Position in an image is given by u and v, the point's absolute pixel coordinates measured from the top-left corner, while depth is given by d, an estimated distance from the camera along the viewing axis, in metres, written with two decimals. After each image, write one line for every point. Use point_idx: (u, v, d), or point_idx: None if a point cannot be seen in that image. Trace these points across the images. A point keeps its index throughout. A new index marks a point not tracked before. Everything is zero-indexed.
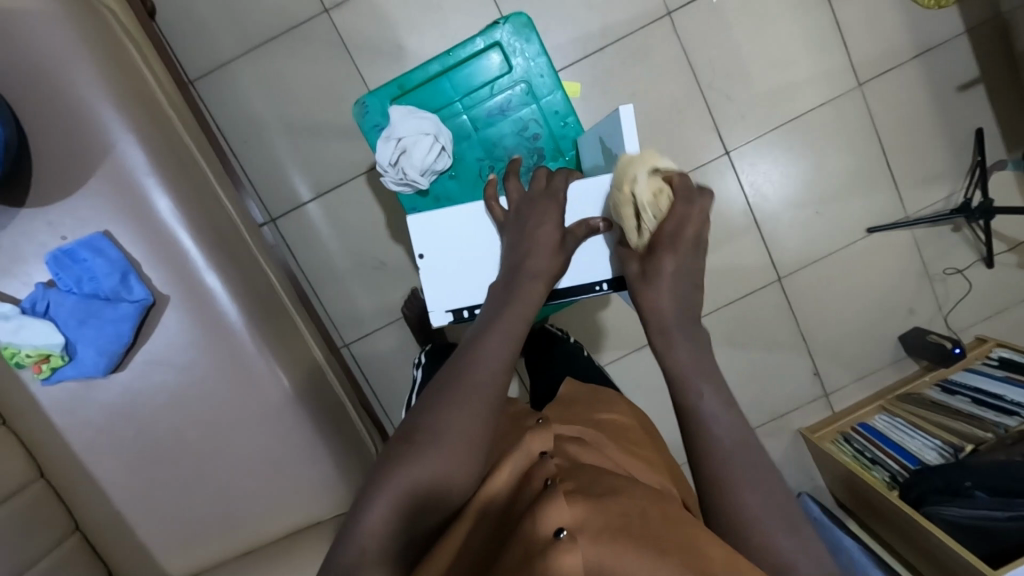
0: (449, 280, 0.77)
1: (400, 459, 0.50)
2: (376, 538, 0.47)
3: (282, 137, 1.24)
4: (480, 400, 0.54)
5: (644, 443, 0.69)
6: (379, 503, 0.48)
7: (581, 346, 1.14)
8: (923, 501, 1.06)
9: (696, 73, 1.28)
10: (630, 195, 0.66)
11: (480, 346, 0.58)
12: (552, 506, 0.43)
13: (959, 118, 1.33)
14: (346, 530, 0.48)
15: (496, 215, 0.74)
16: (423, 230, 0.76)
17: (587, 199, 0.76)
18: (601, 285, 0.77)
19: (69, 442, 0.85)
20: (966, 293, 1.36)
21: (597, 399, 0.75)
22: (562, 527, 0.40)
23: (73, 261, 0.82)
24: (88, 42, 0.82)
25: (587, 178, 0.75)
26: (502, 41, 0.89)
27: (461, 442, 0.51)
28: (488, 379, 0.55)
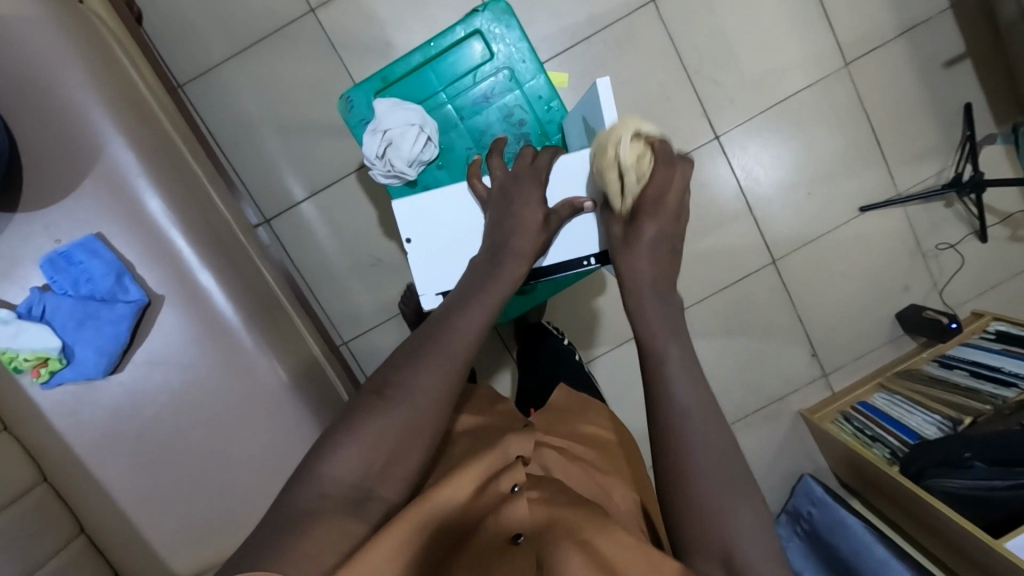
0: (438, 264, 0.77)
1: (368, 413, 0.51)
2: (337, 483, 0.47)
3: (273, 137, 1.24)
4: (452, 367, 0.54)
5: (626, 457, 0.70)
6: (349, 447, 0.49)
7: (576, 350, 1.14)
8: (923, 475, 1.06)
9: (683, 59, 1.28)
10: (613, 157, 0.63)
11: (460, 314, 0.58)
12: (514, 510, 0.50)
13: (947, 93, 1.33)
14: (308, 471, 0.48)
15: (479, 191, 0.74)
16: (408, 214, 0.76)
17: (575, 171, 0.74)
18: (591, 259, 0.76)
19: (71, 444, 0.85)
20: (960, 267, 1.37)
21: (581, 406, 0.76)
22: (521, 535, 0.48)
23: (68, 263, 0.82)
24: (74, 47, 0.83)
25: (574, 153, 0.75)
26: (482, 29, 0.89)
27: (431, 407, 0.52)
28: (465, 351, 0.56)
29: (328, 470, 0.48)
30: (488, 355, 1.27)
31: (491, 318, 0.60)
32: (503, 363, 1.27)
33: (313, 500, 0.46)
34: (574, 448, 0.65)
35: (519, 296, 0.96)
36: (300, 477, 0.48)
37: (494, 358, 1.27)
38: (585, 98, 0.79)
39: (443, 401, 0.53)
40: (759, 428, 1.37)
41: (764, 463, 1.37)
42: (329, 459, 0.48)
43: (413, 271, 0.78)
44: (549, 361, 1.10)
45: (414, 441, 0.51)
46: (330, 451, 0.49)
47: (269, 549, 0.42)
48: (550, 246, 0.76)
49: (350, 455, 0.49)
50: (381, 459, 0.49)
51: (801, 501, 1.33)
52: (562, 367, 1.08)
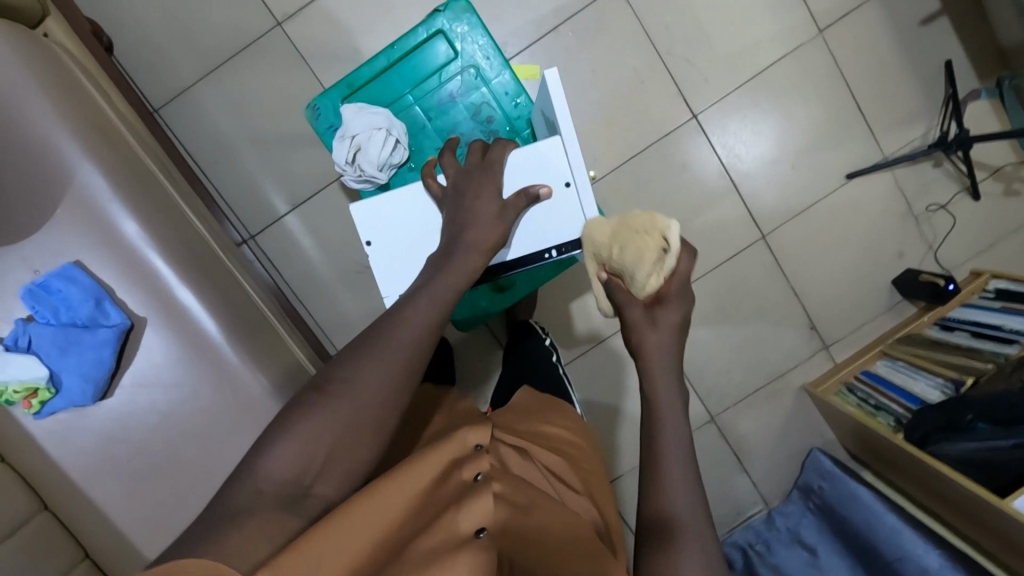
0: (398, 265, 0.78)
1: (312, 409, 0.51)
2: (274, 484, 0.48)
3: (251, 154, 1.25)
4: (397, 355, 0.55)
5: (584, 461, 0.76)
6: (284, 446, 0.49)
7: (555, 349, 1.13)
8: (927, 440, 1.05)
9: (654, 41, 1.27)
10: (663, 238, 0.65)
11: (411, 305, 0.60)
12: (476, 507, 0.52)
13: (926, 52, 1.31)
14: (244, 470, 0.49)
15: (434, 190, 0.75)
16: (368, 218, 0.78)
17: (529, 164, 0.77)
18: (553, 251, 0.79)
19: (67, 472, 0.86)
20: (953, 227, 1.34)
21: (538, 407, 0.84)
22: (483, 529, 0.50)
23: (47, 293, 0.82)
24: (39, 80, 0.84)
25: (526, 146, 0.77)
26: (445, 28, 0.89)
27: (373, 399, 0.53)
28: (411, 337, 0.57)
29: (264, 469, 0.48)
30: (479, 350, 1.27)
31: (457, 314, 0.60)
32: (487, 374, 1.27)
33: (251, 497, 0.47)
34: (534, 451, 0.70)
35: (502, 292, 0.97)
36: (237, 476, 0.49)
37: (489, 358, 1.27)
38: (540, 92, 0.81)
39: (395, 393, 0.54)
40: (762, 406, 1.36)
41: (771, 440, 1.36)
42: (266, 457, 0.49)
43: (376, 274, 0.78)
44: (522, 355, 1.11)
45: (356, 436, 0.52)
46: (267, 451, 0.50)
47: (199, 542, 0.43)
48: (510, 240, 0.78)
49: (288, 453, 0.49)
50: (321, 455, 0.50)
51: (811, 476, 1.31)
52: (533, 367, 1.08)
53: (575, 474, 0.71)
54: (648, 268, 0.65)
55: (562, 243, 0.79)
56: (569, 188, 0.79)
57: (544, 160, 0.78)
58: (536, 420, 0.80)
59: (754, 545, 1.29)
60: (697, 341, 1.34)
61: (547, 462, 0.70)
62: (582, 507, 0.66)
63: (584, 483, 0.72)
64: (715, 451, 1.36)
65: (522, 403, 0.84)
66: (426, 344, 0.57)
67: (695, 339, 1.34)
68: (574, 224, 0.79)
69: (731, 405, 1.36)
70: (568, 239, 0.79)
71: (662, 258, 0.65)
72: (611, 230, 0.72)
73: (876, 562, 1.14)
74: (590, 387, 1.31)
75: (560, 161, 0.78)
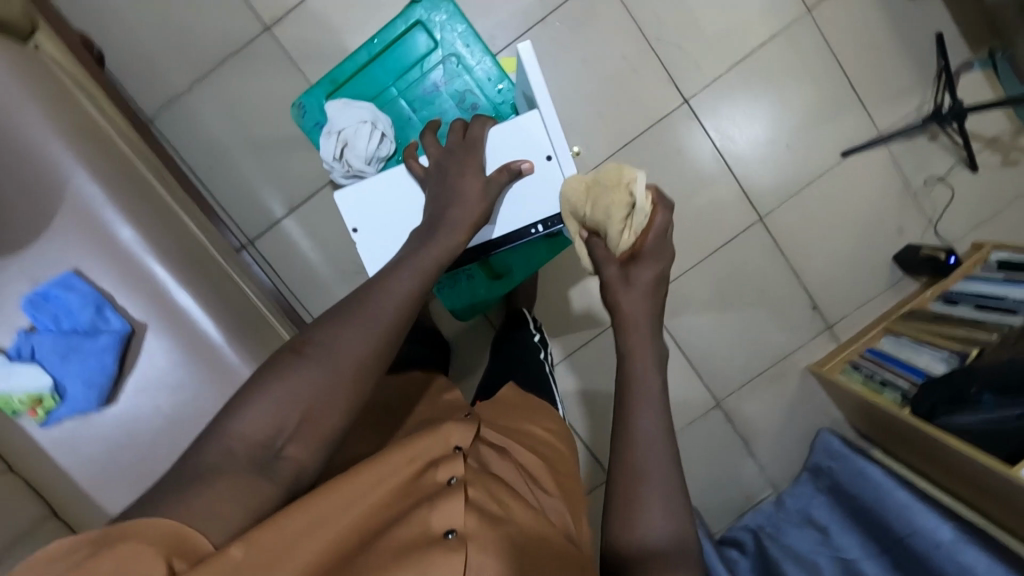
0: (386, 249, 0.79)
1: (290, 368, 0.53)
2: (244, 443, 0.50)
3: (245, 159, 1.25)
4: (379, 324, 0.57)
5: (562, 464, 0.77)
6: (256, 410, 0.52)
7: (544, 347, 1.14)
8: (935, 413, 1.04)
9: (643, 28, 1.27)
10: (628, 192, 0.64)
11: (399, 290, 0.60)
12: (449, 507, 0.51)
13: (916, 25, 1.30)
14: (215, 427, 0.51)
15: (417, 171, 0.77)
16: (354, 205, 0.79)
17: (510, 140, 0.79)
18: (538, 226, 0.80)
19: (75, 480, 0.87)
20: (952, 200, 1.33)
21: (524, 406, 0.87)
22: (452, 531, 0.49)
23: (47, 301, 0.83)
24: (30, 92, 0.85)
25: (507, 123, 0.79)
26: (424, 19, 0.89)
27: (349, 365, 0.54)
28: (392, 310, 0.58)
29: (236, 428, 0.51)
30: (476, 343, 1.31)
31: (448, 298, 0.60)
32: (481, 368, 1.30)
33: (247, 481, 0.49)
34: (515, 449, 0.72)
35: (499, 279, 0.97)
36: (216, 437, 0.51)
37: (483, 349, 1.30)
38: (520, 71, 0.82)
39: (376, 361, 0.56)
40: (767, 388, 1.36)
41: (778, 422, 1.36)
42: (238, 418, 0.51)
43: (365, 261, 0.79)
44: (513, 350, 1.11)
45: (330, 401, 0.53)
46: (242, 408, 0.52)
47: (177, 504, 0.45)
48: (495, 216, 0.79)
49: (263, 411, 0.52)
50: (294, 418, 0.52)
51: (820, 456, 1.31)
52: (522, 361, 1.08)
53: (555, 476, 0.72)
54: (621, 229, 0.65)
55: (548, 218, 0.80)
56: (551, 162, 0.80)
57: (525, 135, 0.79)
58: (523, 419, 0.83)
59: (765, 528, 1.29)
60: (699, 326, 1.34)
61: (525, 460, 0.71)
62: (558, 510, 0.67)
63: (561, 484, 0.72)
64: (721, 436, 1.35)
65: (507, 403, 0.87)
66: (406, 313, 0.59)
67: (697, 324, 1.34)
68: (559, 198, 0.79)
69: (736, 388, 1.35)
70: (553, 213, 0.79)
71: (632, 217, 0.64)
72: (584, 182, 0.71)
73: (888, 539, 1.13)
74: (593, 376, 1.31)
75: (541, 136, 0.79)
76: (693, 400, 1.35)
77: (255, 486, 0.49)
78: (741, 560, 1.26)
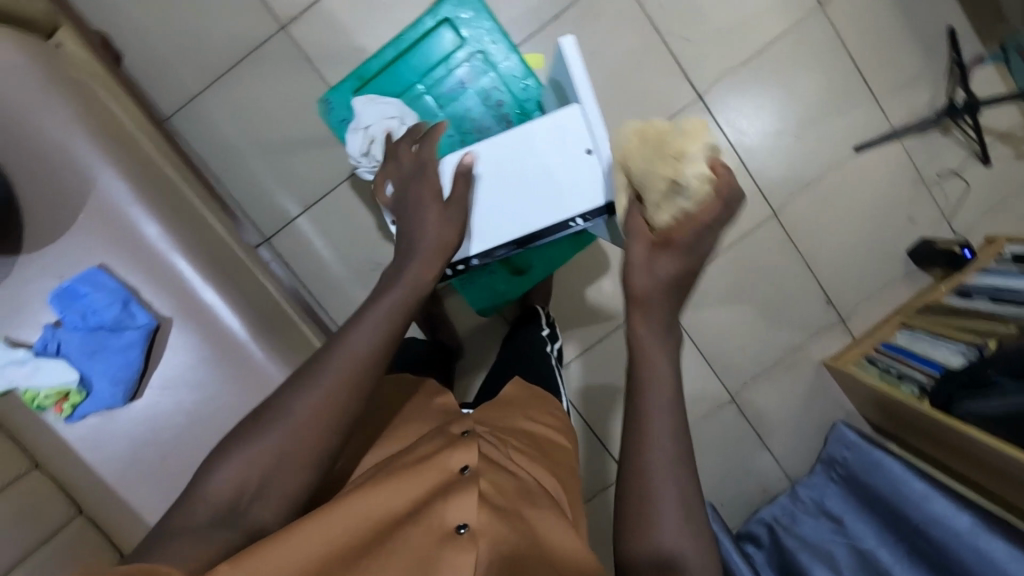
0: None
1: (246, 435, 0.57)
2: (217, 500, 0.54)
3: (261, 158, 1.26)
4: (348, 358, 0.60)
5: (568, 460, 0.80)
6: (226, 470, 0.55)
7: (553, 338, 1.14)
8: (952, 402, 1.05)
9: (655, 24, 1.27)
10: (672, 180, 0.63)
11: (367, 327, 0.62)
12: (463, 503, 0.57)
13: (928, 20, 1.31)
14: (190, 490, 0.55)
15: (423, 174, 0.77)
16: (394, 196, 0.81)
17: (551, 135, 0.82)
18: (577, 219, 0.81)
19: (101, 476, 0.87)
20: (966, 193, 1.34)
21: (529, 399, 0.90)
22: (465, 525, 0.55)
23: (74, 297, 0.83)
24: (55, 91, 0.85)
25: (546, 119, 0.82)
26: (451, 16, 0.90)
27: (314, 406, 0.58)
28: (370, 341, 0.61)
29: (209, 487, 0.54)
30: (485, 340, 1.31)
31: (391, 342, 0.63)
32: (488, 366, 1.30)
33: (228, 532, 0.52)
34: (517, 441, 0.75)
35: (521, 275, 0.97)
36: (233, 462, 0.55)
37: (491, 345, 1.31)
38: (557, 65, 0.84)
39: (343, 395, 0.59)
40: (782, 382, 1.36)
41: (792, 417, 1.36)
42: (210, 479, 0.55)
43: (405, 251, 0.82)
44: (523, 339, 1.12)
45: (299, 444, 0.57)
46: (215, 469, 0.55)
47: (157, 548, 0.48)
48: (534, 209, 0.81)
49: (241, 462, 0.55)
50: (263, 468, 0.56)
51: (835, 447, 1.31)
52: (532, 352, 1.08)
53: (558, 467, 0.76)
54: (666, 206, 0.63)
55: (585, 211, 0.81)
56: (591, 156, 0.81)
57: (564, 130, 0.81)
58: (525, 413, 0.85)
59: (780, 520, 1.29)
60: (714, 321, 1.34)
61: (527, 450, 0.75)
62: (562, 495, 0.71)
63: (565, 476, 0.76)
64: (735, 432, 1.35)
65: (513, 396, 0.90)
66: (381, 347, 0.62)
67: (712, 318, 1.34)
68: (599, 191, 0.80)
69: (751, 384, 1.35)
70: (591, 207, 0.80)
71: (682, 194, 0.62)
72: (640, 139, 0.69)
73: (905, 528, 1.14)
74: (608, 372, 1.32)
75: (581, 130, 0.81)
76: (709, 396, 1.35)
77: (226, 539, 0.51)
78: (757, 554, 1.28)
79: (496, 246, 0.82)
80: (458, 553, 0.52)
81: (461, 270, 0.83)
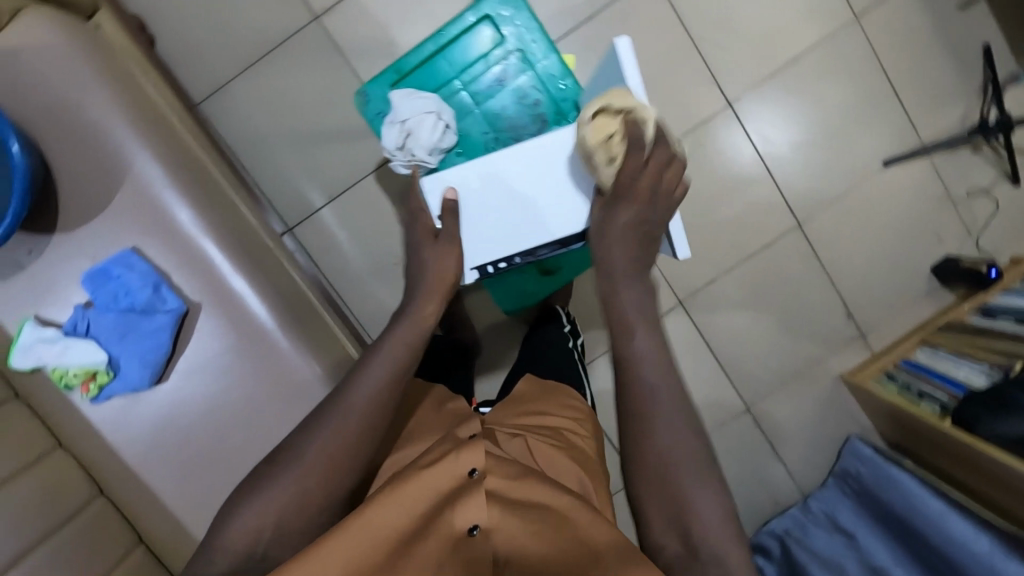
0: (470, 236, 0.80)
1: (261, 473, 0.61)
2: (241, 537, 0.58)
3: (288, 147, 1.26)
4: (342, 408, 0.63)
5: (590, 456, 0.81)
6: (244, 515, 0.59)
7: (576, 335, 1.14)
8: (976, 422, 1.03)
9: (690, 30, 1.27)
10: (582, 145, 0.72)
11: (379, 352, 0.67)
12: (470, 504, 0.59)
13: (964, 37, 1.30)
14: (219, 525, 0.59)
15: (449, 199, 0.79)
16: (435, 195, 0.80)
17: None
18: None
19: (123, 458, 0.87)
20: (994, 212, 1.33)
21: (539, 395, 0.91)
22: (476, 527, 0.58)
23: (106, 278, 0.84)
24: (96, 72, 0.86)
25: None
26: (492, 13, 0.90)
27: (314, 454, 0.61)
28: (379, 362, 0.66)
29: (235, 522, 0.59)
30: (505, 339, 1.31)
31: (391, 372, 0.66)
32: (505, 365, 1.30)
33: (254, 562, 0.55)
34: (527, 436, 0.77)
35: (551, 275, 0.98)
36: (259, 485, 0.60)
37: (510, 344, 1.31)
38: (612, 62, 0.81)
39: (340, 444, 0.62)
40: (799, 395, 1.35)
41: (807, 430, 1.35)
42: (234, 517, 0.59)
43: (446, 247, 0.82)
44: (545, 336, 1.13)
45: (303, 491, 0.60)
46: (236, 511, 0.59)
47: None
48: (579, 210, 0.80)
49: (251, 515, 0.58)
50: (275, 515, 0.59)
51: (849, 461, 1.30)
52: (554, 350, 1.08)
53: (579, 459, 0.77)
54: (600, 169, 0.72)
55: None
56: None
57: None
58: (538, 406, 0.87)
59: (791, 532, 1.28)
60: (733, 330, 1.33)
61: (542, 444, 0.76)
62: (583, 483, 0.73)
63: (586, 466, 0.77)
64: (750, 443, 1.35)
65: (524, 392, 0.92)
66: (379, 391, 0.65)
67: (731, 327, 1.33)
68: None
69: (768, 395, 1.35)
70: None
71: (598, 154, 0.71)
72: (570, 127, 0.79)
73: (920, 546, 1.13)
74: None
75: None
76: (724, 405, 1.34)
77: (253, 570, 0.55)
78: (767, 567, 1.27)
79: (539, 246, 0.81)
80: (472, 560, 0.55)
81: (504, 268, 0.82)
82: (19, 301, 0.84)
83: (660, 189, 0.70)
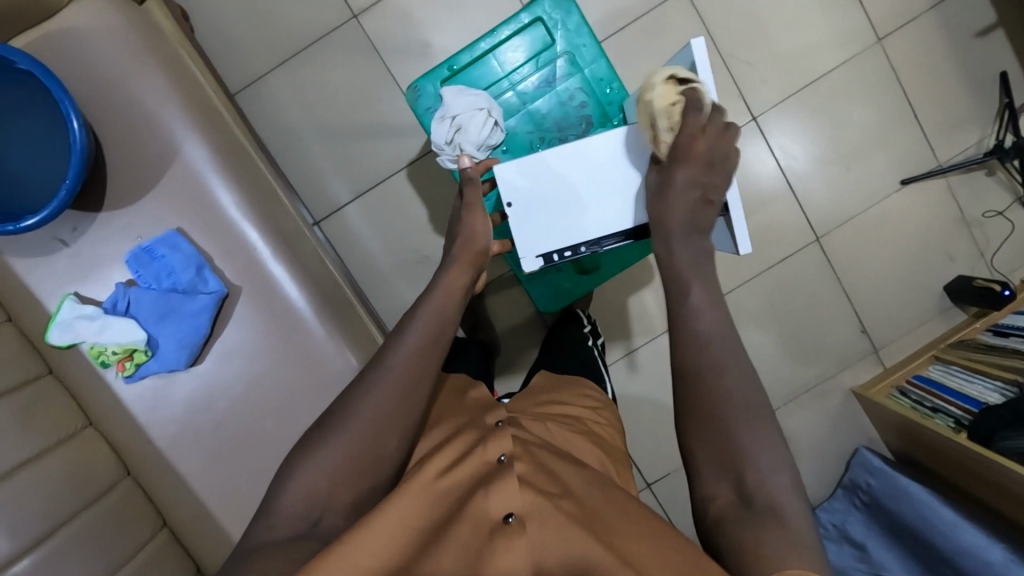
0: (539, 222, 0.84)
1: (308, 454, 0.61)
2: (290, 519, 0.58)
3: (320, 143, 1.28)
4: (393, 392, 0.63)
5: (613, 443, 0.84)
6: (297, 496, 0.59)
7: (597, 335, 1.16)
8: (993, 437, 1.05)
9: (718, 46, 1.31)
10: (648, 107, 0.75)
11: (428, 335, 0.67)
12: (504, 491, 0.59)
13: (982, 63, 1.34)
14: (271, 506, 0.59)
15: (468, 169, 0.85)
16: (511, 182, 0.84)
17: None
18: None
19: (153, 439, 0.87)
20: (1008, 234, 1.36)
21: (554, 387, 0.92)
22: (512, 514, 0.57)
23: (151, 258, 0.85)
24: (148, 54, 0.87)
25: None
26: (545, 16, 0.93)
27: (363, 435, 0.61)
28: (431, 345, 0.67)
29: (284, 504, 0.58)
30: (525, 340, 1.32)
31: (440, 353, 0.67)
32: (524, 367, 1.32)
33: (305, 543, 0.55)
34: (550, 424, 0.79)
35: (588, 274, 1.05)
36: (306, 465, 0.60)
37: (529, 345, 1.32)
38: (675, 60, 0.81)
39: (388, 420, 0.63)
40: (811, 407, 1.37)
41: (818, 442, 1.37)
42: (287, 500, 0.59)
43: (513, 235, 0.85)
44: (568, 335, 1.13)
45: (351, 468, 0.61)
46: (288, 492, 0.59)
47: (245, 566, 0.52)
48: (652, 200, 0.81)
49: (301, 486, 0.59)
50: (325, 489, 0.59)
51: (858, 473, 1.31)
52: (575, 348, 1.09)
53: (604, 445, 0.81)
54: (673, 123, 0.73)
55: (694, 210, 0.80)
56: None
57: None
58: (560, 396, 0.89)
59: None
60: (750, 340, 1.35)
61: (571, 436, 0.78)
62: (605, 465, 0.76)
63: (609, 452, 0.80)
64: None
65: (540, 384, 0.94)
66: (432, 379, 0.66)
67: (748, 337, 1.35)
68: None
69: (780, 406, 1.36)
70: None
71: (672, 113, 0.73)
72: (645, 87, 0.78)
73: (931, 559, 1.14)
74: (640, 382, 1.33)
75: None
76: None
77: (302, 547, 0.55)
78: None
79: (605, 238, 0.83)
80: (508, 544, 0.54)
81: (568, 257, 0.85)
82: (62, 278, 0.85)
83: (714, 157, 0.72)
